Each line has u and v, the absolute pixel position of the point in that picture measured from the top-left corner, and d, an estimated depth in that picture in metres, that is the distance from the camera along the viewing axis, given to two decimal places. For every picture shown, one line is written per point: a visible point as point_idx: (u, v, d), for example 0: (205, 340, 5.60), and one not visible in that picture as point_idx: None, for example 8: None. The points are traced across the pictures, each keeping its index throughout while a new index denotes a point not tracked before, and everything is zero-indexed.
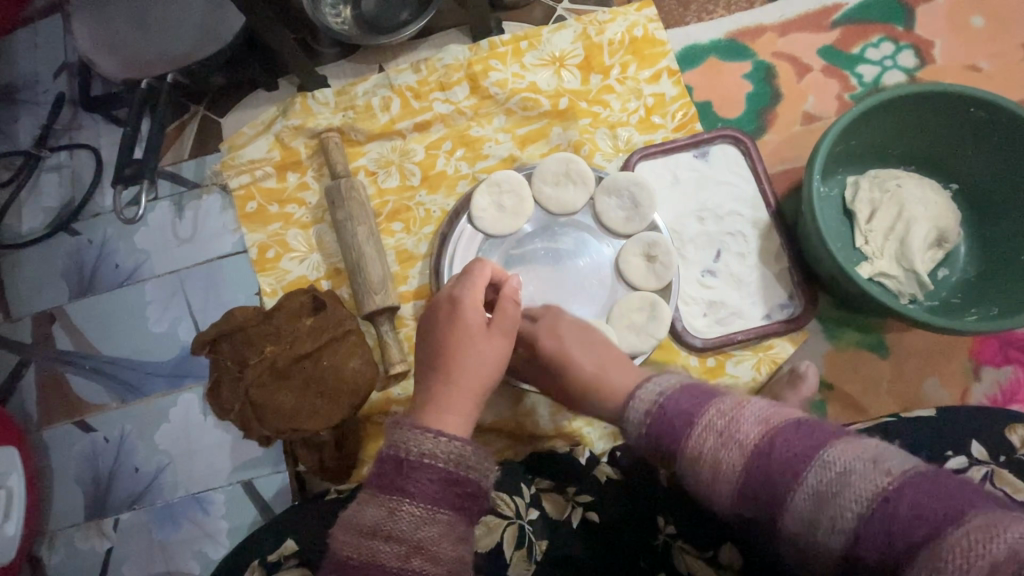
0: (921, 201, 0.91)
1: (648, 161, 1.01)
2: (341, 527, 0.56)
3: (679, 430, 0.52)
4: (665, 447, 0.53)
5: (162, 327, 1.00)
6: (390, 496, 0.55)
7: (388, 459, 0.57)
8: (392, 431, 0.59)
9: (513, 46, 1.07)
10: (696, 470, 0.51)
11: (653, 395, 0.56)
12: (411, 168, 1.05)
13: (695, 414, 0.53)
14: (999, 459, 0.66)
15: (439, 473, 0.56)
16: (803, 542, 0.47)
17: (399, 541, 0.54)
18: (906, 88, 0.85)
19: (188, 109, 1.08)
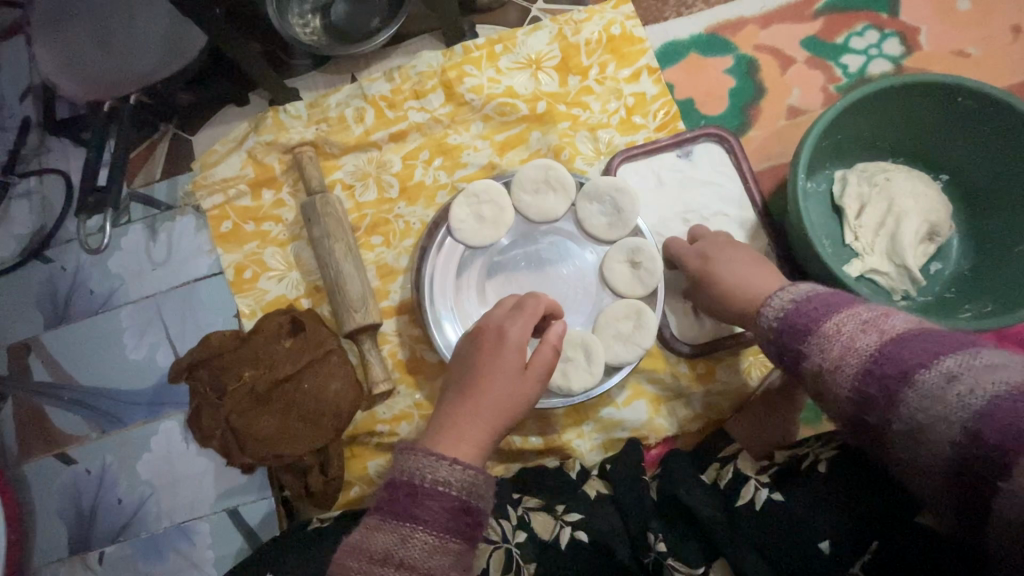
0: (912, 195, 0.89)
1: (630, 163, 0.98)
2: (348, 552, 0.54)
3: (802, 336, 0.55)
4: (802, 330, 0.55)
5: (140, 354, 0.97)
6: (403, 522, 0.53)
7: (400, 484, 0.55)
8: (405, 456, 0.57)
9: (488, 50, 1.04)
10: (825, 350, 0.52)
11: (800, 295, 0.58)
12: (388, 179, 1.03)
13: (822, 317, 0.54)
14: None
15: (453, 500, 0.55)
16: (917, 422, 0.46)
17: (409, 569, 0.52)
18: (891, 79, 0.83)
19: (158, 128, 1.06)
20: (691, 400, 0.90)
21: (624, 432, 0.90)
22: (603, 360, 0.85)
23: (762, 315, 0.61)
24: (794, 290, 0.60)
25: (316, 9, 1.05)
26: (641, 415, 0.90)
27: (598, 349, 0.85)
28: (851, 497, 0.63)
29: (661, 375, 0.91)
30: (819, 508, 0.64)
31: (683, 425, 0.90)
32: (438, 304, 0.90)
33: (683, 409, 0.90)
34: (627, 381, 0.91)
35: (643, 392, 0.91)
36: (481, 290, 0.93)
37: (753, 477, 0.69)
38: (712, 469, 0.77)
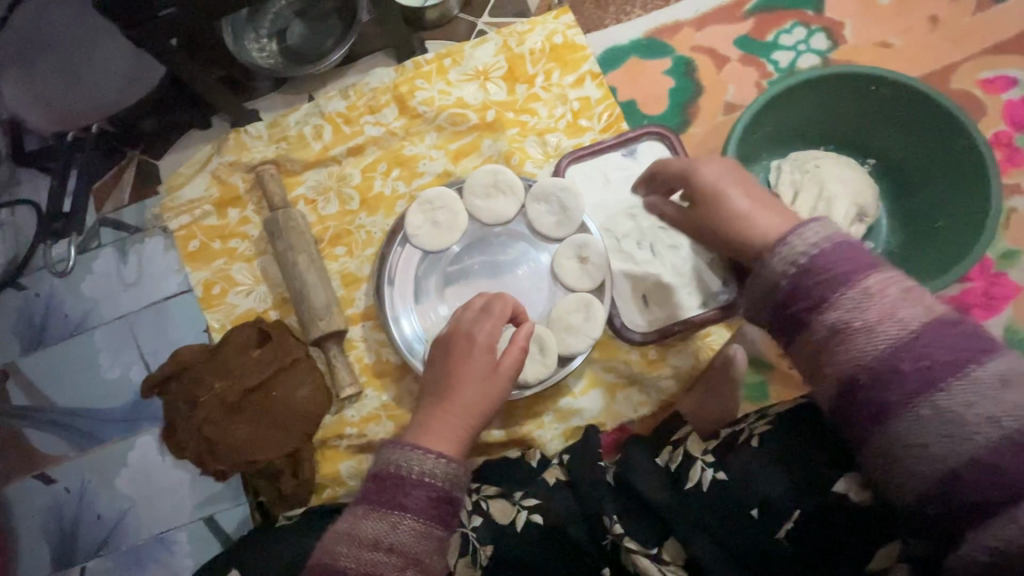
0: (840, 179, 0.94)
1: (578, 165, 1.03)
2: (336, 538, 0.57)
3: (826, 293, 0.50)
4: (834, 280, 0.50)
5: (115, 373, 1.00)
6: (389, 509, 0.57)
7: (386, 475, 0.59)
8: (390, 450, 0.61)
9: (437, 64, 1.09)
10: (863, 309, 0.48)
11: (831, 236, 0.52)
12: (349, 192, 1.07)
13: (856, 270, 0.50)
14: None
15: (437, 490, 0.59)
16: (950, 412, 0.44)
17: (398, 553, 0.56)
18: (813, 72, 0.88)
19: (125, 154, 1.09)
20: (645, 386, 0.95)
21: (582, 420, 0.95)
22: (557, 352, 0.89)
23: (775, 251, 0.54)
24: (823, 228, 0.52)
25: (272, 34, 1.10)
26: (597, 403, 0.95)
27: (551, 341, 0.89)
28: (780, 466, 0.66)
29: (616, 363, 0.96)
30: (752, 478, 0.66)
31: (638, 410, 0.94)
32: (399, 307, 0.95)
33: (638, 394, 0.95)
34: (583, 371, 0.96)
35: (599, 381, 0.96)
36: (439, 293, 0.97)
37: (699, 457, 0.71)
38: (665, 451, 0.78)
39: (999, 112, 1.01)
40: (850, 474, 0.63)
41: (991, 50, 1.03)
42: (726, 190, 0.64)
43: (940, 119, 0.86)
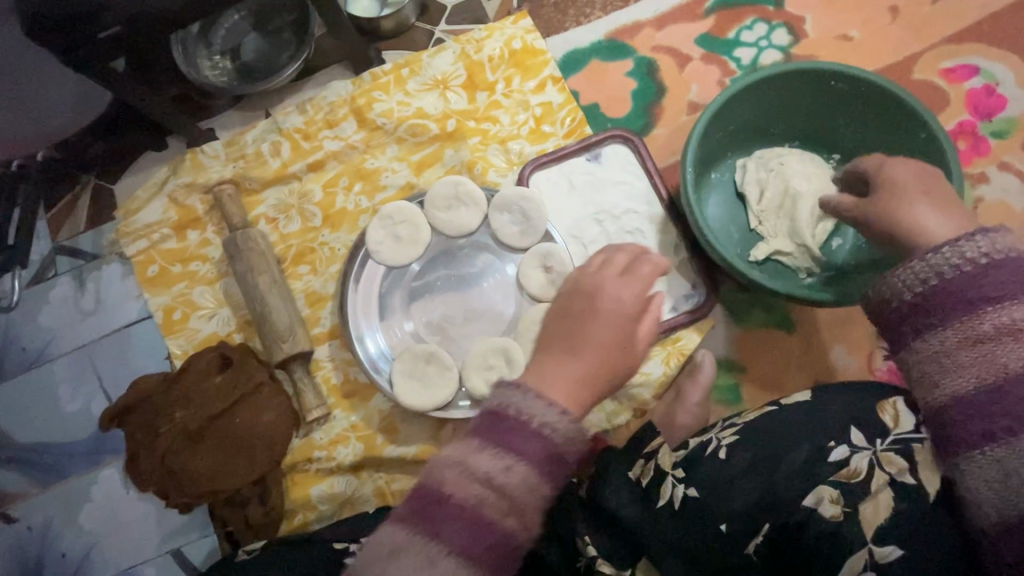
0: (804, 175, 0.92)
1: (542, 171, 1.01)
2: (442, 464, 0.49)
3: (993, 301, 0.47)
4: (976, 300, 0.47)
5: (75, 405, 0.98)
6: (504, 452, 0.48)
7: (503, 413, 0.50)
8: (511, 389, 0.51)
9: (395, 75, 1.07)
10: (1003, 336, 0.46)
11: (996, 250, 0.48)
12: (311, 209, 1.05)
13: (1013, 295, 0.46)
14: (879, 444, 0.56)
15: (555, 447, 0.49)
16: None
17: (506, 499, 0.48)
18: (770, 69, 0.87)
19: (80, 180, 1.07)
20: (618, 395, 0.93)
21: None
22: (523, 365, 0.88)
23: (945, 248, 0.50)
24: (1006, 238, 0.49)
25: (224, 53, 1.08)
26: None
27: (518, 353, 0.88)
28: (750, 478, 0.60)
29: None
30: (718, 492, 0.61)
31: (612, 419, 0.93)
32: (362, 326, 0.93)
33: (611, 404, 0.92)
34: None
35: None
36: (404, 309, 0.95)
37: (669, 473, 0.65)
38: (637, 464, 0.70)
39: (962, 100, 1.00)
40: (827, 484, 0.56)
41: (952, 38, 1.02)
42: (904, 196, 0.60)
43: (899, 112, 0.84)
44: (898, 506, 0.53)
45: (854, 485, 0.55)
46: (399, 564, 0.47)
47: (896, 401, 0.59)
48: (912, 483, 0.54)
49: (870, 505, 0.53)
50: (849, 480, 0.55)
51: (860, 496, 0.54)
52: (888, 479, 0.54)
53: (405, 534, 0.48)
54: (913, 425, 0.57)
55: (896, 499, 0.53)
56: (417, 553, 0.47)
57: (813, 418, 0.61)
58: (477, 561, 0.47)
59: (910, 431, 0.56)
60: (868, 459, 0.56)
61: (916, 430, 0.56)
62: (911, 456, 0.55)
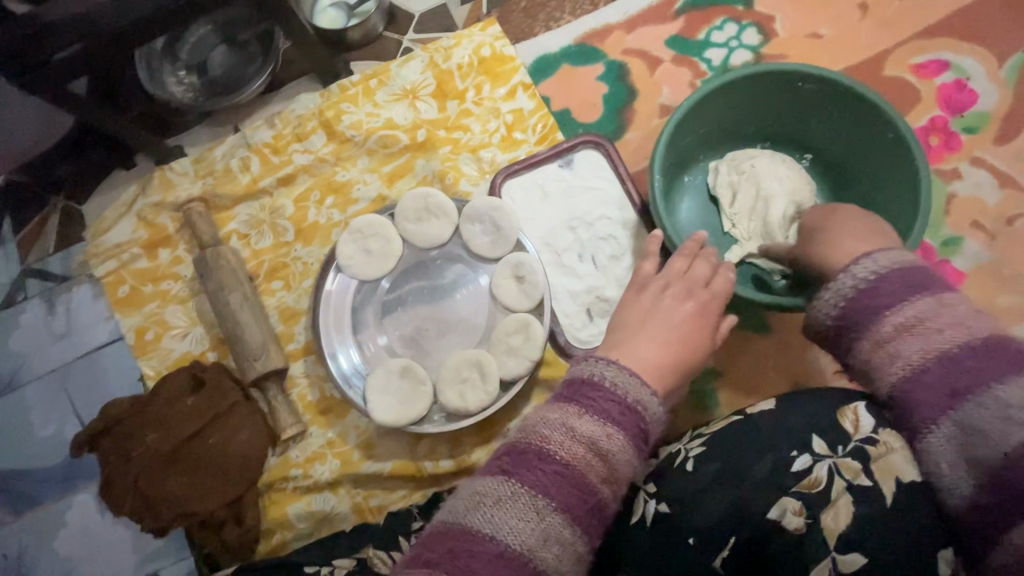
0: (775, 176, 0.91)
1: (514, 180, 1.00)
2: (546, 424, 0.58)
3: (886, 307, 0.54)
4: (870, 312, 0.55)
5: (47, 430, 0.97)
6: (603, 419, 0.58)
7: (598, 386, 0.61)
8: (602, 365, 0.63)
9: (364, 86, 1.06)
10: (890, 336, 0.53)
11: (881, 268, 0.57)
12: (283, 224, 1.04)
13: (897, 299, 0.54)
14: (839, 451, 0.56)
15: (642, 424, 0.60)
16: (964, 433, 0.47)
17: (604, 463, 0.57)
18: (734, 73, 0.86)
19: (49, 201, 1.06)
20: None
21: None
22: (497, 377, 0.87)
23: (844, 273, 0.59)
24: (889, 257, 0.58)
25: (190, 68, 1.07)
26: None
27: (492, 365, 0.87)
28: (717, 491, 0.58)
29: None
30: (686, 505, 0.59)
31: None
32: (335, 342, 0.92)
33: None
34: (531, 392, 0.94)
35: None
36: (378, 323, 0.94)
37: (641, 488, 0.63)
38: None
39: (933, 96, 0.99)
40: (791, 496, 0.55)
41: (923, 33, 1.02)
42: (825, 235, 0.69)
43: (866, 111, 0.84)
44: (857, 513, 0.53)
45: (813, 495, 0.55)
46: (506, 512, 0.54)
47: (856, 406, 0.58)
48: (868, 488, 0.54)
49: (830, 513, 0.54)
50: (809, 490, 0.55)
51: (820, 506, 0.54)
52: (844, 486, 0.55)
53: (508, 485, 0.55)
54: (872, 429, 0.56)
55: (854, 504, 0.54)
56: (523, 502, 0.54)
57: (777, 428, 0.59)
58: (575, 516, 0.55)
59: (869, 436, 0.56)
60: (827, 467, 0.56)
61: (874, 433, 0.56)
62: (868, 463, 0.55)
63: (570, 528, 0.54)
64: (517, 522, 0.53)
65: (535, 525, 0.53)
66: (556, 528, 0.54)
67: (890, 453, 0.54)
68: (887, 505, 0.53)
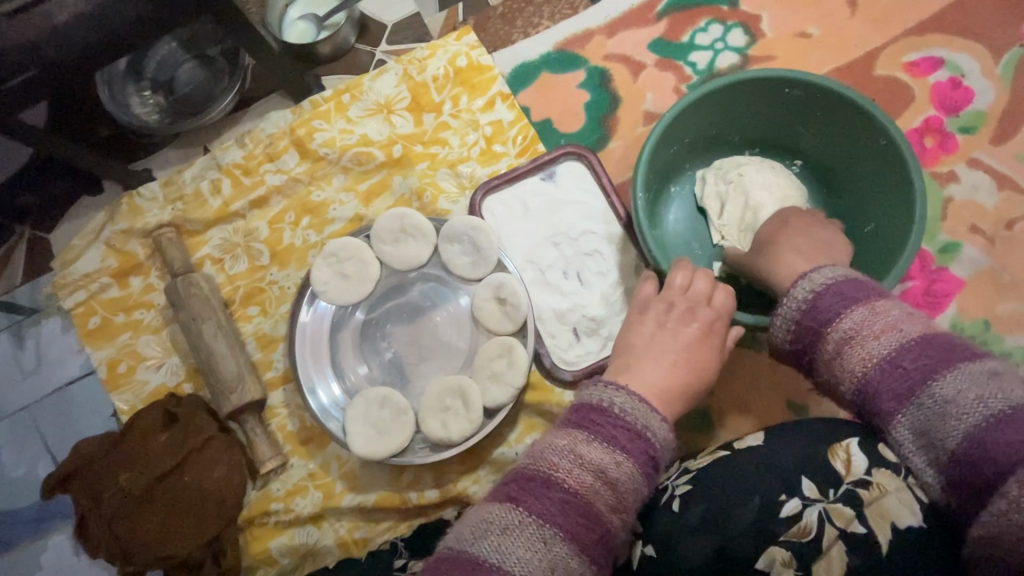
0: (766, 185, 0.86)
1: (494, 195, 0.96)
2: (553, 449, 0.53)
3: (826, 322, 0.55)
4: (816, 330, 0.56)
5: (19, 470, 0.94)
6: (612, 446, 0.53)
7: (606, 410, 0.55)
8: (610, 389, 0.57)
9: (336, 101, 1.02)
10: (835, 351, 0.54)
11: (820, 282, 0.57)
12: (258, 247, 1.00)
13: (838, 312, 0.55)
14: (829, 495, 0.55)
15: (653, 451, 0.55)
16: (919, 435, 0.48)
17: (613, 491, 0.52)
18: (715, 82, 0.82)
19: (14, 231, 1.02)
20: None
21: None
22: (479, 405, 0.83)
23: (790, 293, 0.59)
24: (825, 271, 0.58)
25: (155, 88, 1.03)
26: None
27: (475, 393, 0.84)
28: (702, 535, 0.57)
29: (550, 406, 0.90)
30: (672, 550, 0.57)
31: None
32: (311, 371, 0.88)
33: None
34: (518, 417, 0.91)
35: (535, 425, 0.90)
36: (356, 352, 0.91)
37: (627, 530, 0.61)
38: None
39: (927, 95, 0.96)
40: (776, 542, 0.55)
41: (915, 30, 0.98)
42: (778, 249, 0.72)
43: (856, 116, 0.80)
44: (852, 564, 0.52)
45: (805, 544, 0.54)
46: (511, 544, 0.49)
47: (848, 442, 0.57)
48: (862, 535, 0.53)
49: (824, 563, 0.53)
50: (799, 539, 0.54)
51: (812, 556, 0.54)
52: (837, 533, 0.54)
53: (515, 513, 0.50)
54: (865, 470, 0.56)
55: (848, 554, 0.53)
56: (529, 533, 0.49)
57: (762, 466, 0.58)
58: (583, 550, 0.50)
59: (860, 477, 0.56)
60: (817, 513, 0.55)
61: (868, 475, 0.55)
62: (861, 507, 0.54)
63: (579, 563, 0.49)
64: (522, 554, 0.48)
65: (542, 559, 0.48)
66: (564, 561, 0.49)
67: (884, 496, 0.54)
68: (882, 554, 0.52)
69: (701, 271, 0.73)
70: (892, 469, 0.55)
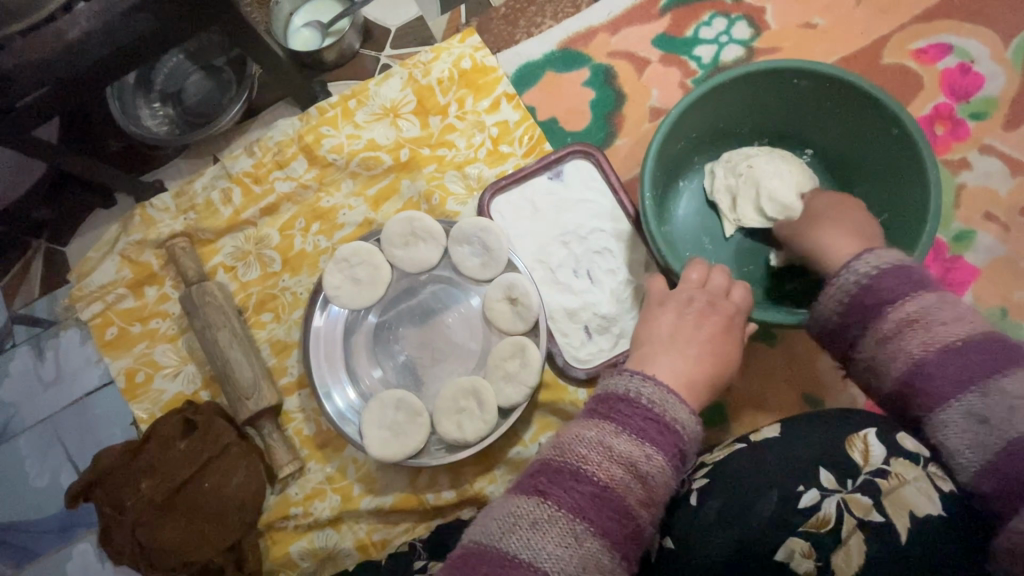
0: (777, 174, 0.85)
1: (502, 196, 0.97)
2: (580, 442, 0.53)
3: (889, 302, 0.53)
4: (877, 307, 0.54)
5: (43, 480, 0.95)
6: (641, 438, 0.53)
7: (633, 402, 0.55)
8: (637, 379, 0.57)
9: (343, 107, 1.03)
10: (896, 331, 0.52)
11: (883, 263, 0.56)
12: (269, 254, 1.00)
13: (901, 295, 0.53)
14: (848, 485, 0.55)
15: (680, 443, 0.55)
16: (971, 423, 0.47)
17: (643, 484, 0.52)
18: (720, 77, 0.82)
19: (30, 245, 1.04)
20: None
21: None
22: (494, 404, 0.84)
23: (843, 270, 0.58)
24: (887, 254, 0.57)
25: (165, 99, 1.04)
26: None
27: (489, 394, 0.84)
28: (721, 526, 0.57)
29: (563, 405, 0.90)
30: (692, 543, 0.57)
31: None
32: (326, 375, 0.89)
33: None
34: (532, 417, 0.91)
35: (550, 424, 0.91)
36: (370, 355, 0.92)
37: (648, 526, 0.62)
38: None
39: (936, 82, 0.95)
40: (796, 532, 0.54)
41: (922, 16, 0.97)
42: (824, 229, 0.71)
43: (865, 105, 0.79)
44: (868, 553, 0.52)
45: (823, 535, 0.54)
46: (542, 539, 0.49)
47: (866, 433, 0.57)
48: (880, 524, 0.53)
49: (841, 555, 0.52)
50: (818, 529, 0.54)
51: (831, 546, 0.53)
52: (856, 522, 0.53)
53: (544, 507, 0.50)
54: (883, 459, 0.56)
55: (867, 543, 0.52)
56: (560, 528, 0.49)
57: (780, 461, 0.58)
58: (614, 544, 0.50)
59: (878, 465, 0.55)
60: (836, 503, 0.55)
61: (885, 464, 0.55)
62: (880, 497, 0.54)
63: (610, 558, 0.50)
64: (554, 549, 0.49)
65: (573, 554, 0.49)
66: (596, 555, 0.49)
67: (902, 486, 0.54)
68: (901, 543, 0.51)
69: (716, 268, 0.74)
70: (909, 458, 0.55)
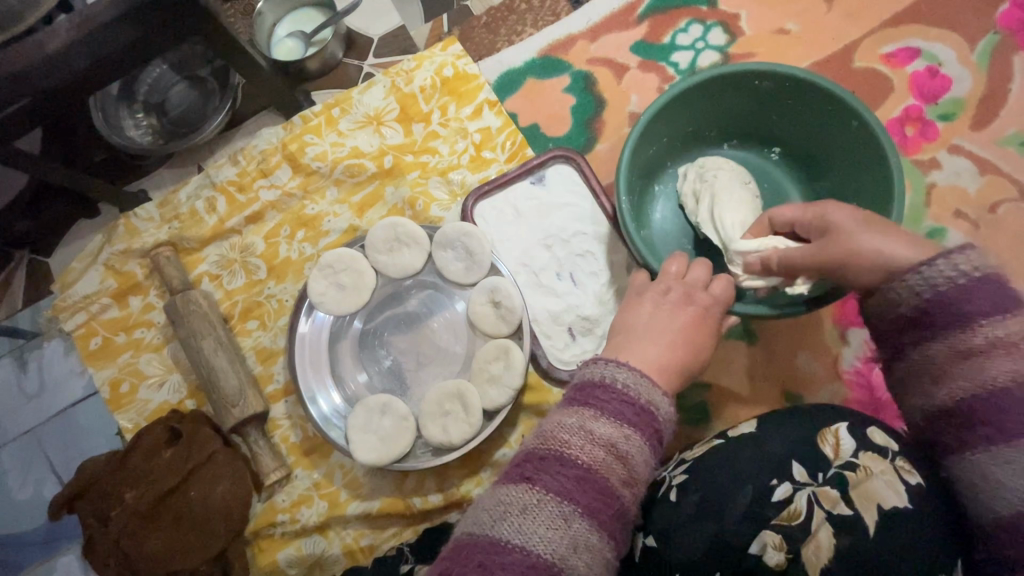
0: (732, 194, 0.84)
1: (485, 201, 0.98)
2: (562, 428, 0.53)
3: (984, 317, 0.48)
4: (966, 319, 0.49)
5: (26, 493, 0.94)
6: (619, 421, 0.54)
7: (609, 387, 0.56)
8: (611, 366, 0.58)
9: (326, 115, 1.04)
10: (989, 355, 0.47)
11: (978, 269, 0.50)
12: (254, 262, 1.01)
13: (996, 314, 0.48)
14: (818, 479, 0.56)
15: (656, 424, 0.56)
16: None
17: (625, 464, 0.52)
18: (686, 83, 0.84)
19: (13, 256, 1.04)
20: None
21: None
22: (478, 404, 0.84)
23: (912, 273, 0.52)
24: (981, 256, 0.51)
25: (148, 109, 1.05)
26: None
27: (473, 396, 0.85)
28: (698, 523, 0.58)
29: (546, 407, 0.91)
30: (671, 540, 0.58)
31: None
32: (311, 380, 0.89)
33: None
34: (517, 418, 0.92)
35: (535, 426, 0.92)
36: (355, 359, 0.92)
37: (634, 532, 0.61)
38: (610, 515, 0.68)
39: (906, 85, 0.97)
40: (769, 525, 0.56)
41: (891, 21, 1.00)
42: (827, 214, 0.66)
43: (836, 106, 0.81)
44: (838, 547, 0.53)
45: (793, 528, 0.55)
46: (532, 523, 0.49)
47: (836, 428, 0.59)
48: (847, 517, 0.54)
49: (811, 547, 0.54)
50: (788, 522, 0.55)
51: (801, 539, 0.54)
52: (825, 516, 0.55)
53: (532, 493, 0.51)
54: (852, 453, 0.57)
55: (835, 536, 0.54)
56: (550, 511, 0.50)
57: (755, 458, 0.59)
58: (602, 524, 0.51)
59: (847, 459, 0.57)
60: (807, 497, 0.56)
61: (854, 458, 0.56)
62: (849, 489, 0.55)
63: (598, 538, 0.50)
64: (544, 533, 0.49)
65: (564, 536, 0.49)
66: (585, 534, 0.49)
67: (870, 479, 0.55)
68: (870, 535, 0.53)
69: (698, 262, 0.75)
70: (877, 451, 0.57)
